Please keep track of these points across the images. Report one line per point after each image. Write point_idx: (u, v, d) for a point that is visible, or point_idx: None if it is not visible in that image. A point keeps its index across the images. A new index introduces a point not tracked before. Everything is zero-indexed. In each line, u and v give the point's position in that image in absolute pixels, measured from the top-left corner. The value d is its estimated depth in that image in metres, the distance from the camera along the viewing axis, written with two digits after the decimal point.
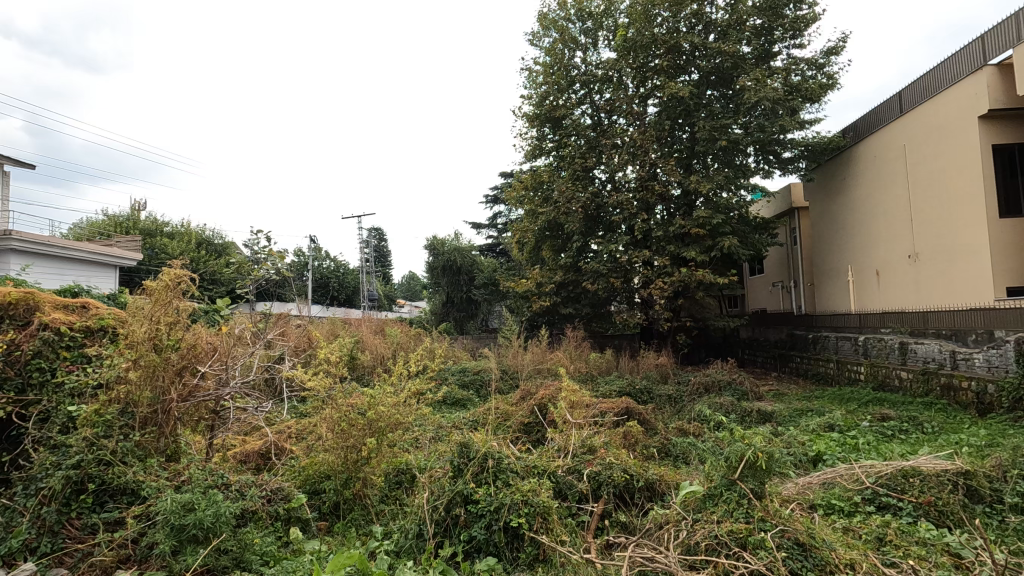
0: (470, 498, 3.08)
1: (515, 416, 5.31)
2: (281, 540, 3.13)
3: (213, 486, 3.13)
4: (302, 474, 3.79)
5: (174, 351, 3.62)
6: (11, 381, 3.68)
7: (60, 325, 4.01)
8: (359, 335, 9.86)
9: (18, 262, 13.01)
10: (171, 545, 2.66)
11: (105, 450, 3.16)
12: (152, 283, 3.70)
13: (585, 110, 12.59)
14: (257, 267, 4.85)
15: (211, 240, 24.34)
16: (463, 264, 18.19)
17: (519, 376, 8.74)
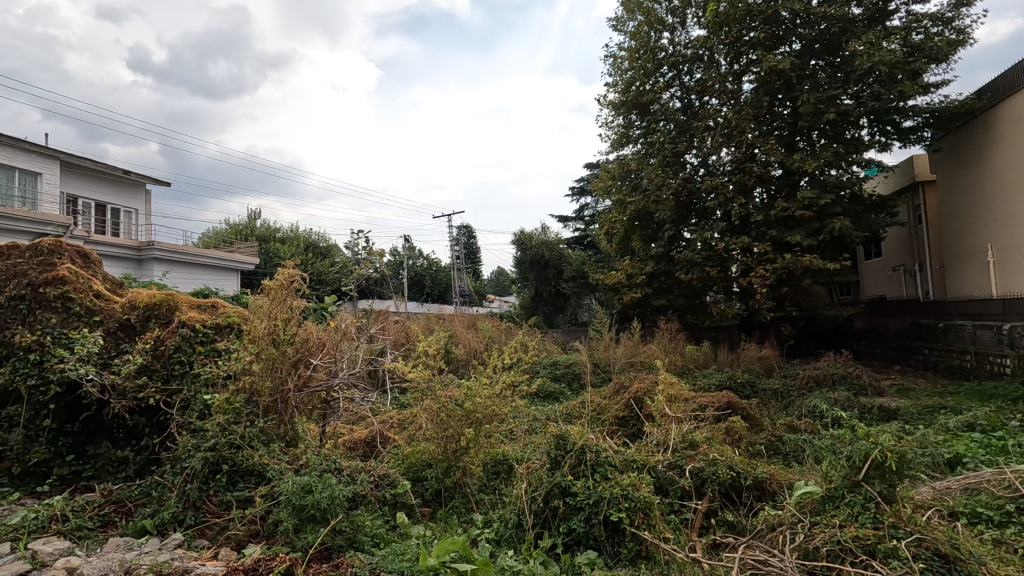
0: (569, 491, 3.05)
1: (610, 408, 5.20)
2: (389, 524, 3.30)
3: (327, 470, 3.38)
4: (406, 462, 3.99)
5: (290, 346, 3.92)
6: (158, 372, 4.19)
7: (196, 323, 4.53)
8: (452, 330, 10.17)
9: (160, 269, 14.75)
10: (294, 524, 2.92)
11: (235, 434, 3.51)
12: (269, 283, 4.05)
13: (674, 93, 12.14)
14: (358, 266, 5.07)
15: (317, 244, 26.23)
16: (551, 258, 18.19)
17: (612, 370, 8.54)
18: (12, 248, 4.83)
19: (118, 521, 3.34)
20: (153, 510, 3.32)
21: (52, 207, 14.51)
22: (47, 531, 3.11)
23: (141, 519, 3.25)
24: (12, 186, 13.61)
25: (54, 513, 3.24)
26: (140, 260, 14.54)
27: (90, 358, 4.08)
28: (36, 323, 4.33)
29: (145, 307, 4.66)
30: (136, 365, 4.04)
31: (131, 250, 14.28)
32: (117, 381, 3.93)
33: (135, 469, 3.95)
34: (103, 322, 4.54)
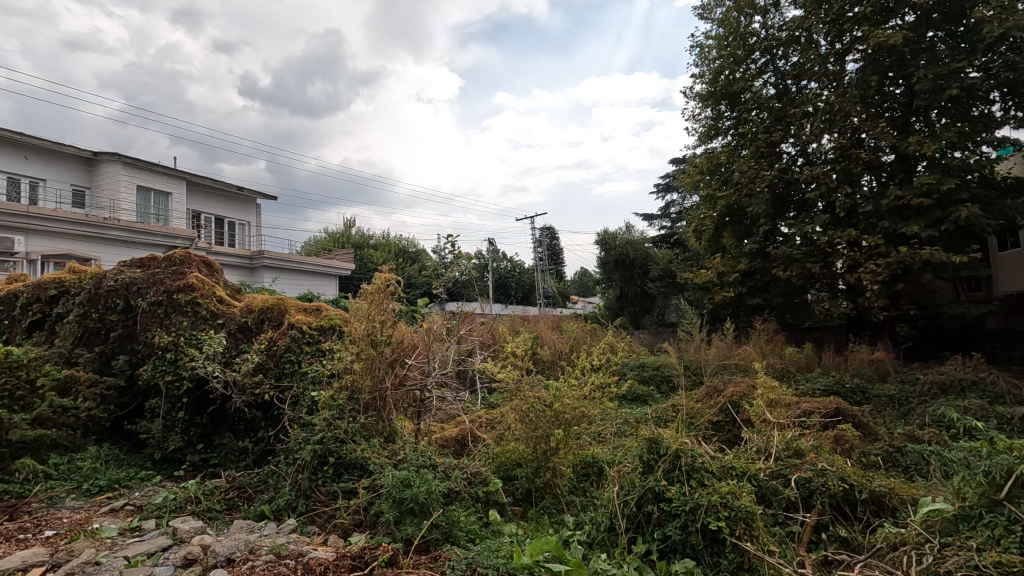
0: (663, 496, 2.95)
1: (703, 413, 4.97)
2: (482, 520, 3.37)
3: (424, 466, 3.53)
4: (497, 460, 4.07)
5: (388, 346, 4.11)
6: (272, 370, 4.58)
7: (303, 325, 4.91)
8: (538, 331, 10.22)
9: (270, 275, 16.06)
10: (395, 516, 3.06)
11: (339, 429, 3.76)
12: (367, 286, 4.30)
13: (768, 79, 11.45)
14: (448, 270, 5.10)
15: (407, 249, 27.43)
16: (636, 257, 17.80)
17: (703, 372, 8.18)
18: (152, 260, 5.50)
19: (240, 505, 3.67)
20: (270, 497, 3.64)
21: (180, 222, 16.33)
22: (184, 511, 3.49)
23: (260, 505, 3.57)
24: (148, 205, 15.47)
25: (189, 495, 3.64)
26: (253, 268, 15.90)
27: (216, 356, 4.55)
28: (172, 325, 4.89)
29: (260, 310, 5.13)
30: (253, 364, 4.45)
31: (243, 259, 15.63)
32: (238, 378, 4.35)
33: (254, 458, 4.34)
34: (226, 324, 5.04)
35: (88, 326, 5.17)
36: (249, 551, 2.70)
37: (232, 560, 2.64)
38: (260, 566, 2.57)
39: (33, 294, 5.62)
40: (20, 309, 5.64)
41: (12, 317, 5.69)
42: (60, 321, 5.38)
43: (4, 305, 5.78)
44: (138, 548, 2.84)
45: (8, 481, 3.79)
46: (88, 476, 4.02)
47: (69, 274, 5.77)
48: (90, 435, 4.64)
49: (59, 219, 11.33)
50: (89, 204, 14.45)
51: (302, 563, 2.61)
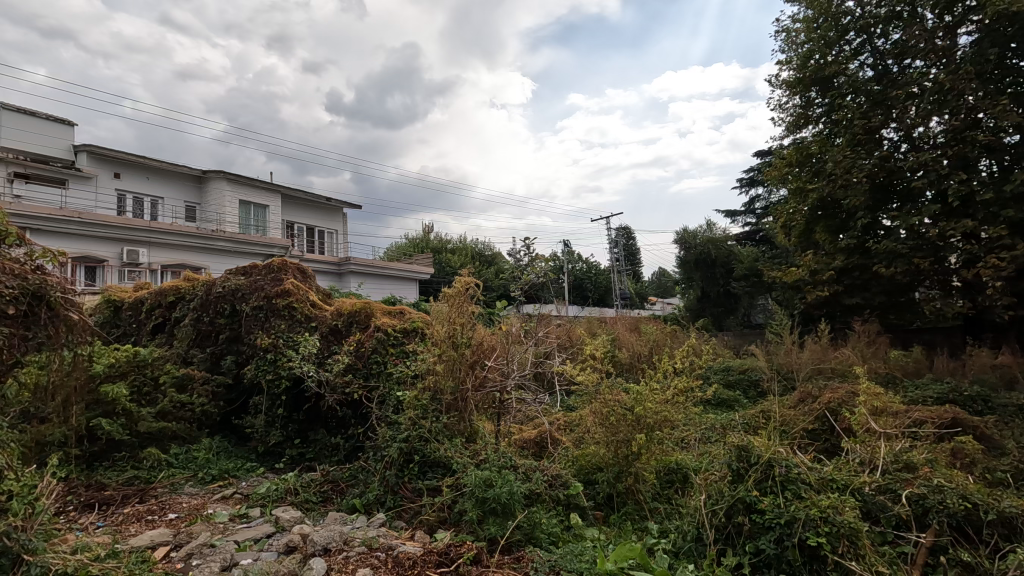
0: (754, 507, 2.80)
1: (797, 420, 4.67)
2: (564, 523, 3.37)
3: (506, 467, 3.58)
4: (577, 464, 4.04)
5: (468, 348, 4.19)
6: (360, 370, 4.83)
7: (388, 327, 5.12)
8: (615, 334, 10.03)
9: (356, 280, 16.93)
10: (478, 515, 3.12)
11: (423, 429, 3.89)
12: (448, 290, 4.44)
13: (865, 61, 10.59)
14: (526, 272, 4.95)
15: (483, 252, 27.94)
16: (719, 256, 17.06)
17: (795, 377, 7.69)
18: (253, 268, 5.93)
19: (334, 498, 3.90)
20: (361, 491, 3.83)
21: (276, 232, 17.59)
22: (284, 502, 3.75)
23: (351, 498, 3.77)
24: (248, 217, 16.82)
25: (288, 486, 3.91)
26: (340, 273, 16.82)
27: (310, 357, 4.88)
28: (271, 328, 5.29)
29: (348, 314, 5.41)
30: (343, 364, 4.74)
31: (332, 265, 16.57)
32: (330, 378, 4.65)
33: (345, 454, 4.59)
34: (318, 327, 5.37)
35: (201, 329, 5.69)
36: (343, 542, 2.86)
37: (328, 549, 2.81)
38: (354, 557, 2.71)
39: (156, 300, 6.27)
40: (145, 314, 6.32)
41: (139, 321, 6.38)
42: (177, 325, 5.97)
43: (133, 310, 6.50)
44: (246, 534, 3.08)
45: (138, 467, 4.26)
46: (203, 465, 4.43)
47: (184, 282, 6.36)
48: (203, 428, 5.10)
49: (174, 232, 12.55)
50: (199, 218, 15.91)
51: (391, 556, 2.72)
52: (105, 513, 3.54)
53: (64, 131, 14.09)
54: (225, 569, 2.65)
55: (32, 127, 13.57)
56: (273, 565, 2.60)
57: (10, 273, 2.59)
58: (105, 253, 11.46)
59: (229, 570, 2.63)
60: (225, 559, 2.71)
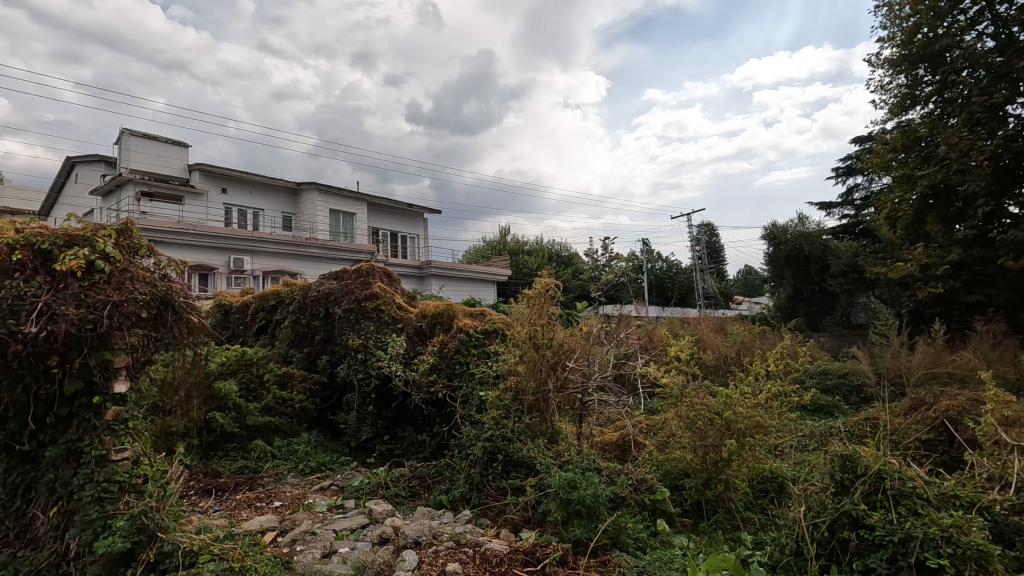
0: (862, 522, 2.59)
1: (909, 430, 4.27)
2: (650, 529, 3.29)
3: (589, 469, 3.56)
4: (662, 468, 3.92)
5: (549, 349, 4.20)
6: (444, 370, 4.98)
7: (470, 329, 5.23)
8: (699, 334, 9.64)
9: (437, 283, 17.44)
10: (562, 515, 3.12)
11: (506, 429, 3.96)
12: (529, 291, 4.47)
13: (984, 30, 9.49)
14: (605, 272, 4.72)
15: (559, 253, 27.88)
16: (813, 251, 15.94)
17: (905, 383, 7.03)
18: (344, 272, 6.26)
19: (422, 493, 4.04)
20: (447, 488, 3.96)
21: (363, 238, 18.52)
22: (377, 495, 3.93)
23: (439, 494, 3.90)
24: (338, 225, 17.85)
25: (380, 480, 4.10)
26: (421, 277, 17.39)
27: (397, 357, 5.10)
28: (362, 330, 5.59)
29: (432, 315, 5.58)
30: (428, 364, 4.92)
31: (414, 269, 17.17)
32: (416, 377, 4.86)
33: (431, 451, 4.76)
34: (404, 328, 5.59)
35: (299, 330, 6.11)
36: (432, 536, 2.95)
37: (419, 543, 2.91)
38: (443, 551, 2.79)
39: (260, 304, 6.81)
40: (250, 316, 6.88)
41: (245, 323, 6.95)
42: (278, 326, 6.44)
43: (241, 313, 7.10)
44: (343, 523, 3.28)
45: (247, 457, 4.64)
46: (302, 458, 4.75)
47: (284, 287, 6.86)
48: (302, 423, 5.47)
49: (273, 241, 13.55)
50: (294, 227, 17.09)
51: (479, 552, 2.78)
52: (220, 498, 3.90)
53: (180, 153, 15.64)
54: (325, 556, 2.82)
55: (154, 150, 15.17)
56: (368, 555, 2.73)
57: (143, 281, 2.92)
58: (215, 261, 12.56)
59: (329, 557, 2.81)
60: (325, 546, 2.89)
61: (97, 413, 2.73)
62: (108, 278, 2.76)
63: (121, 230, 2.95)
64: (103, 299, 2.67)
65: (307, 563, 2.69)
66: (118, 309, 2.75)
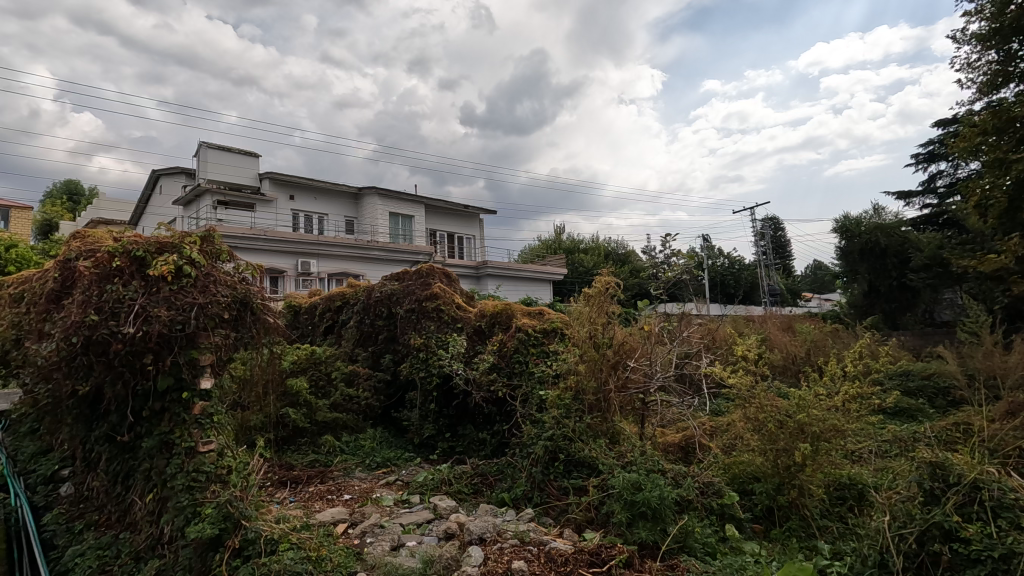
0: (956, 536, 2.42)
1: (1007, 437, 3.92)
2: (718, 534, 3.19)
3: (653, 471, 3.50)
4: (730, 472, 3.77)
5: (609, 348, 4.14)
6: (504, 369, 5.02)
7: (529, 328, 5.24)
8: (765, 333, 9.25)
9: (493, 283, 17.60)
10: (626, 517, 3.08)
11: (567, 428, 3.95)
12: (589, 290, 4.43)
13: None
14: (664, 269, 4.46)
15: (615, 251, 27.47)
16: (890, 244, 14.93)
17: (1000, 385, 6.47)
18: (406, 273, 6.42)
19: (484, 490, 4.10)
20: (508, 486, 4.00)
21: (421, 240, 18.95)
22: (441, 490, 4.02)
23: (500, 492, 3.95)
24: (397, 228, 18.36)
25: (443, 476, 4.18)
26: (478, 277, 17.60)
27: (458, 356, 5.20)
28: (423, 329, 5.72)
29: (491, 315, 5.64)
30: (488, 364, 4.97)
31: (471, 269, 17.40)
32: (477, 376, 4.93)
33: (491, 449, 4.83)
34: (464, 327, 5.68)
35: (363, 330, 6.33)
36: (496, 533, 2.98)
37: (483, 539, 2.95)
38: (508, 548, 2.81)
39: (327, 304, 7.11)
40: (318, 317, 7.20)
41: (314, 323, 7.28)
42: (344, 326, 6.71)
43: (309, 313, 7.44)
44: (409, 518, 3.37)
45: (318, 452, 4.86)
46: (369, 453, 4.92)
47: (348, 288, 7.12)
48: (368, 419, 5.66)
49: (338, 244, 14.09)
50: (356, 230, 17.71)
51: (543, 551, 2.79)
52: (294, 490, 4.10)
53: (252, 163, 16.57)
54: (394, 548, 2.91)
55: (229, 162, 16.14)
56: (435, 549, 2.80)
57: (224, 284, 3.12)
58: (284, 265, 13.24)
59: (397, 549, 2.90)
60: (393, 539, 2.98)
61: (186, 407, 2.95)
62: (194, 282, 2.97)
63: (204, 237, 3.16)
64: (190, 301, 2.87)
65: (377, 554, 2.79)
66: (203, 311, 2.94)
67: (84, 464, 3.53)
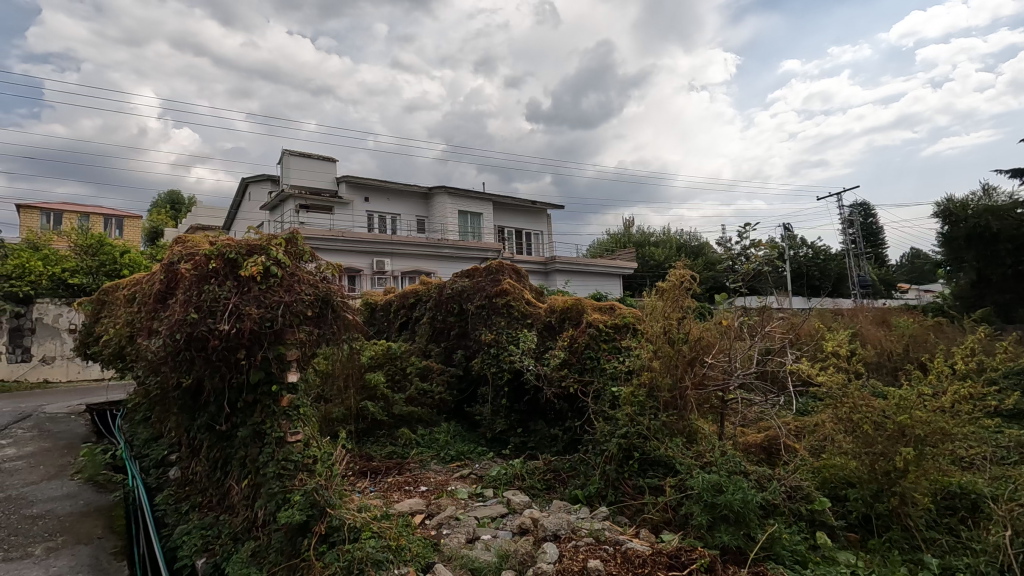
0: None
1: None
2: (809, 542, 3.00)
3: (735, 472, 3.35)
4: (820, 475, 3.52)
5: (685, 344, 3.99)
6: (575, 365, 4.96)
7: (600, 323, 5.15)
8: (857, 328, 8.60)
9: (562, 279, 17.51)
10: (707, 520, 2.96)
11: (641, 426, 3.86)
12: (663, 284, 4.29)
13: None
14: (743, 262, 4.17)
15: (688, 243, 26.51)
16: (1004, 229, 13.43)
17: None
18: (476, 270, 6.52)
19: (557, 487, 4.09)
20: (581, 483, 3.96)
21: (490, 237, 19.18)
22: (514, 486, 4.04)
23: (573, 489, 3.91)
24: (466, 225, 18.67)
25: (516, 471, 4.21)
26: (546, 273, 17.56)
27: (529, 352, 5.21)
28: (493, 326, 5.77)
29: (561, 311, 5.61)
30: (559, 359, 4.92)
31: (539, 265, 17.38)
32: (548, 372, 4.90)
33: (564, 445, 4.81)
34: (535, 323, 5.67)
35: (436, 326, 6.49)
36: (571, 531, 2.96)
37: (558, 536, 2.93)
38: (583, 547, 2.78)
39: (401, 302, 7.35)
40: (393, 313, 7.46)
41: (389, 319, 7.55)
42: (417, 322, 6.91)
43: (385, 310, 7.72)
44: (483, 511, 3.42)
45: (395, 444, 5.04)
46: (443, 446, 5.02)
47: (421, 285, 7.32)
48: (442, 413, 5.80)
49: (410, 243, 14.51)
50: (427, 229, 18.18)
51: (620, 551, 2.74)
52: (375, 480, 4.27)
53: (330, 168, 17.42)
54: (469, 541, 2.96)
55: (309, 167, 17.04)
56: (510, 544, 2.82)
57: (308, 283, 3.28)
58: (361, 264, 13.80)
59: (473, 542, 2.94)
60: (469, 532, 3.03)
61: (275, 400, 3.13)
62: (280, 282, 3.15)
63: (289, 239, 3.34)
64: (277, 301, 3.05)
65: (454, 546, 2.85)
66: (288, 309, 3.11)
67: (189, 450, 3.86)
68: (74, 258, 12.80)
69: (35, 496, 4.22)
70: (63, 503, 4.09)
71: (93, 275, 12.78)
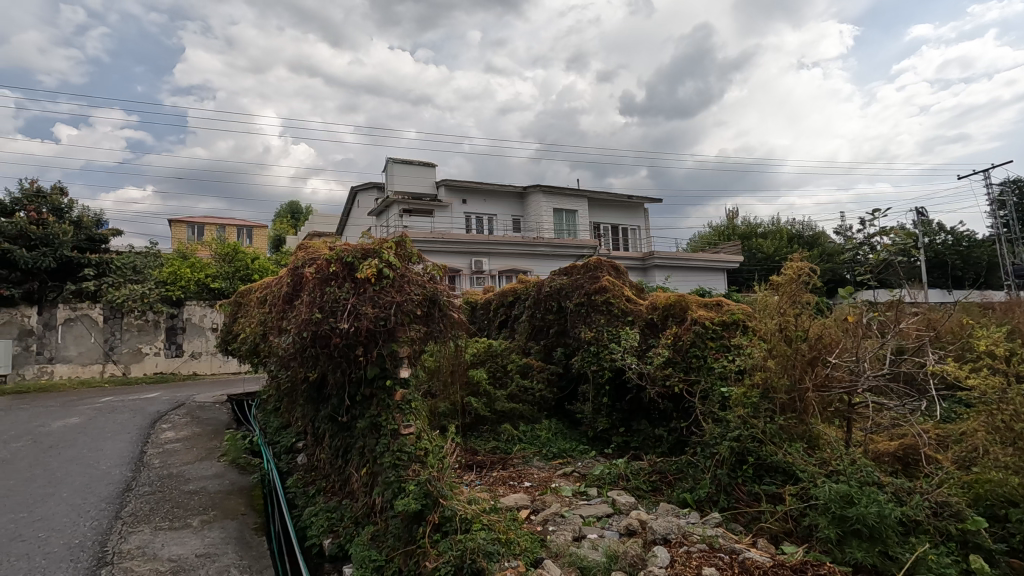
0: None
1: None
2: (960, 566, 2.67)
3: (868, 483, 3.06)
4: (972, 491, 3.11)
5: (804, 343, 3.70)
6: (680, 363, 4.77)
7: (706, 320, 4.92)
8: (1013, 324, 7.49)
9: (661, 275, 16.98)
10: (835, 533, 2.73)
11: (755, 429, 3.64)
12: (778, 278, 4.00)
13: None
14: (870, 250, 3.76)
15: (802, 233, 24.55)
16: None
17: None
18: (574, 268, 6.48)
19: (664, 489, 3.97)
20: (691, 486, 3.80)
21: (586, 234, 19.03)
22: (618, 486, 3.97)
23: (682, 492, 3.77)
24: (562, 223, 18.65)
25: (620, 471, 4.13)
26: (645, 268, 17.12)
27: (632, 350, 5.08)
28: (593, 323, 5.69)
29: (663, 307, 5.42)
30: (663, 357, 4.75)
31: (638, 261, 16.98)
32: (651, 371, 4.74)
33: (669, 447, 4.68)
34: (636, 320, 5.54)
35: (535, 324, 6.55)
36: (682, 535, 2.86)
37: (668, 540, 2.84)
38: (697, 553, 2.68)
39: (500, 300, 7.49)
40: (493, 312, 7.63)
41: (489, 318, 7.74)
42: (517, 320, 7.02)
43: (484, 309, 7.92)
44: (589, 510, 3.40)
45: (499, 439, 5.17)
46: (545, 443, 5.07)
47: (519, 283, 7.40)
48: (543, 411, 5.83)
49: (508, 241, 14.76)
50: (524, 228, 18.39)
51: (737, 560, 2.60)
52: (480, 474, 4.40)
53: (430, 173, 18.19)
54: (576, 538, 2.96)
55: (410, 174, 17.93)
56: (619, 544, 2.77)
57: (416, 284, 3.45)
58: (461, 264, 14.28)
59: (580, 540, 2.94)
60: (575, 530, 3.03)
61: (390, 394, 3.32)
62: (392, 282, 3.32)
63: (398, 242, 3.52)
64: (390, 301, 3.22)
65: (561, 543, 2.87)
66: (400, 308, 3.28)
67: (314, 438, 4.22)
68: (214, 264, 14.44)
69: (191, 474, 4.82)
70: (212, 482, 4.64)
71: (230, 280, 14.36)
